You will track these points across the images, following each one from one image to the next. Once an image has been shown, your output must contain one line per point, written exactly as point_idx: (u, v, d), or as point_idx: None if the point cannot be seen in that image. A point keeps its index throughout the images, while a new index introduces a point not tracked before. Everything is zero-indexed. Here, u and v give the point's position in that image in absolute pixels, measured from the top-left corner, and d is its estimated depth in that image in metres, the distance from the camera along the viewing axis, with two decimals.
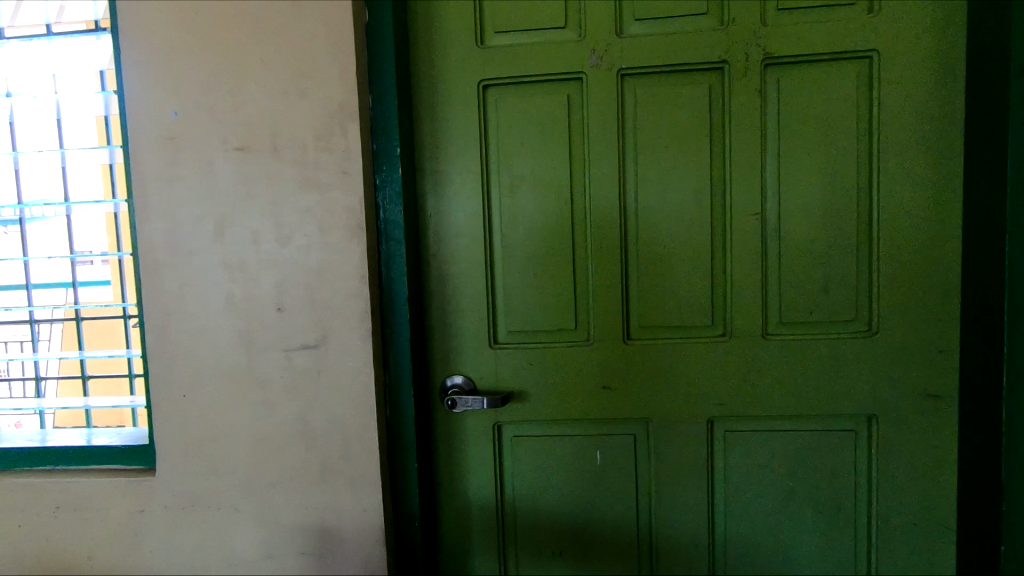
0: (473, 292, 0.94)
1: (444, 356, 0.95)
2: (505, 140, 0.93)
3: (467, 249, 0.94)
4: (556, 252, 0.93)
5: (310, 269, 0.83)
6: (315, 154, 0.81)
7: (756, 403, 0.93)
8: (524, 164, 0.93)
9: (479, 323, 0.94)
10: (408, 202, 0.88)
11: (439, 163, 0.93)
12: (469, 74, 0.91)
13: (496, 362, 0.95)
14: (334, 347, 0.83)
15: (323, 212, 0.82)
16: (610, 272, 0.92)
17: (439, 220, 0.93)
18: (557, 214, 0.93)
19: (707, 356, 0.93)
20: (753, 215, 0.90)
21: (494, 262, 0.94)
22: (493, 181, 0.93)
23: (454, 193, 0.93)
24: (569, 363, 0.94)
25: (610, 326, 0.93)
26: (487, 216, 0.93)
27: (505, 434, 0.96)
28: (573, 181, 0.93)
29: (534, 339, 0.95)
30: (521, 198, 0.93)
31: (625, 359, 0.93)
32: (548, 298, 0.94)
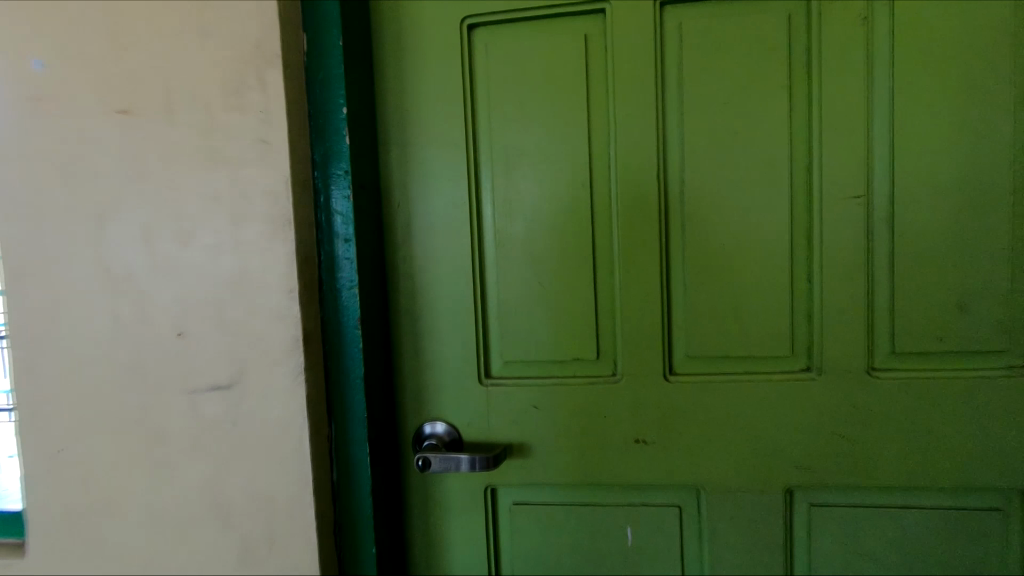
0: (457, 310, 0.69)
1: (417, 395, 0.70)
2: (499, 100, 0.67)
3: (447, 251, 0.69)
4: (569, 255, 0.67)
5: (219, 280, 0.59)
6: (223, 118, 0.58)
7: (857, 467, 0.65)
8: (524, 134, 0.67)
9: (464, 352, 0.69)
10: (363, 186, 0.63)
11: (410, 133, 0.68)
12: (447, 10, 0.66)
13: (486, 406, 0.70)
14: (253, 388, 0.60)
15: (236, 199, 0.58)
16: (645, 283, 0.66)
17: (408, 212, 0.69)
18: (571, 202, 0.67)
19: (785, 399, 0.65)
20: (854, 199, 0.63)
21: (484, 268, 0.69)
22: (483, 157, 0.68)
23: (429, 175, 0.68)
24: (589, 406, 0.68)
25: (644, 358, 0.67)
26: (475, 206, 0.68)
27: (501, 501, 0.71)
28: (593, 155, 0.67)
29: (539, 373, 0.70)
30: (521, 181, 0.68)
31: (666, 404, 0.67)
32: (558, 319, 0.68)
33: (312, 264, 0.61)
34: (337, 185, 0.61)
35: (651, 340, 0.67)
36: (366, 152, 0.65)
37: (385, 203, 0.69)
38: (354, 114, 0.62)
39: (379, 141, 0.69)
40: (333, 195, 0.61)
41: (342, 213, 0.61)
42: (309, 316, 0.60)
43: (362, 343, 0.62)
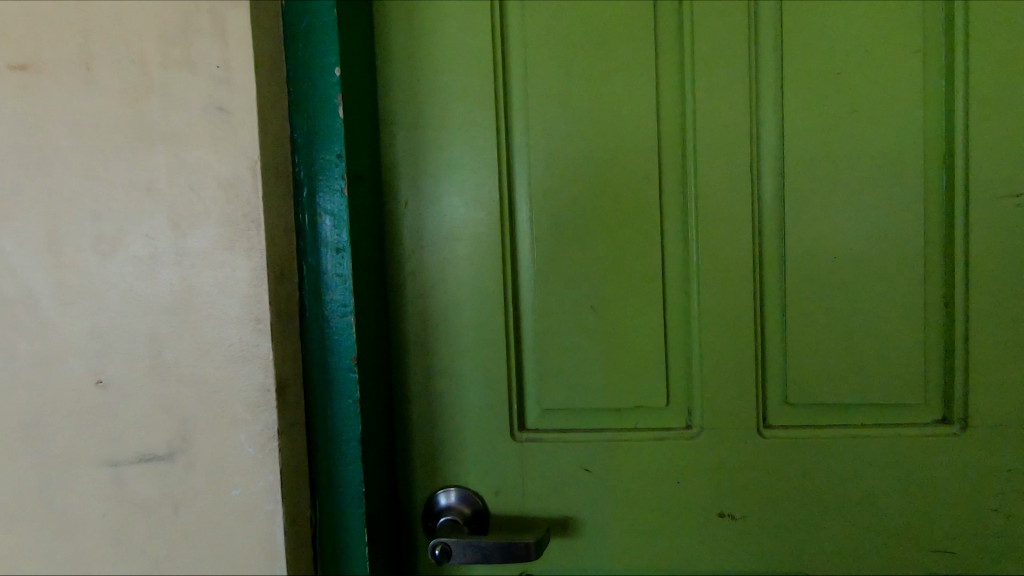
0: (482, 342, 0.52)
1: (428, 453, 0.53)
2: (539, 67, 0.51)
3: (470, 264, 0.52)
4: (633, 269, 0.51)
5: (157, 306, 0.42)
6: (162, 77, 0.41)
7: (1008, 550, 0.50)
8: (571, 110, 0.51)
9: (491, 398, 0.53)
10: (359, 177, 0.47)
11: (421, 109, 0.52)
12: None
13: (520, 468, 0.53)
14: (204, 458, 0.42)
15: (181, 192, 0.41)
16: (733, 306, 0.51)
17: (419, 212, 0.52)
18: (636, 200, 0.51)
19: (914, 460, 0.50)
20: (1012, 200, 0.48)
21: (517, 287, 0.53)
22: (518, 142, 0.52)
23: (447, 164, 0.52)
24: (656, 469, 0.52)
25: (730, 406, 0.51)
26: (507, 206, 0.52)
27: None
28: (663, 137, 0.51)
29: (590, 425, 0.53)
30: (567, 172, 0.51)
31: (757, 465, 0.52)
32: (617, 354, 0.52)
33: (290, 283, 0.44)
34: (326, 174, 0.44)
35: (739, 381, 0.51)
36: (364, 132, 0.48)
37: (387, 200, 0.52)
38: (348, 79, 0.45)
39: (379, 117, 0.52)
40: (319, 187, 0.45)
41: (332, 214, 0.45)
42: (286, 356, 0.43)
43: (358, 392, 0.45)
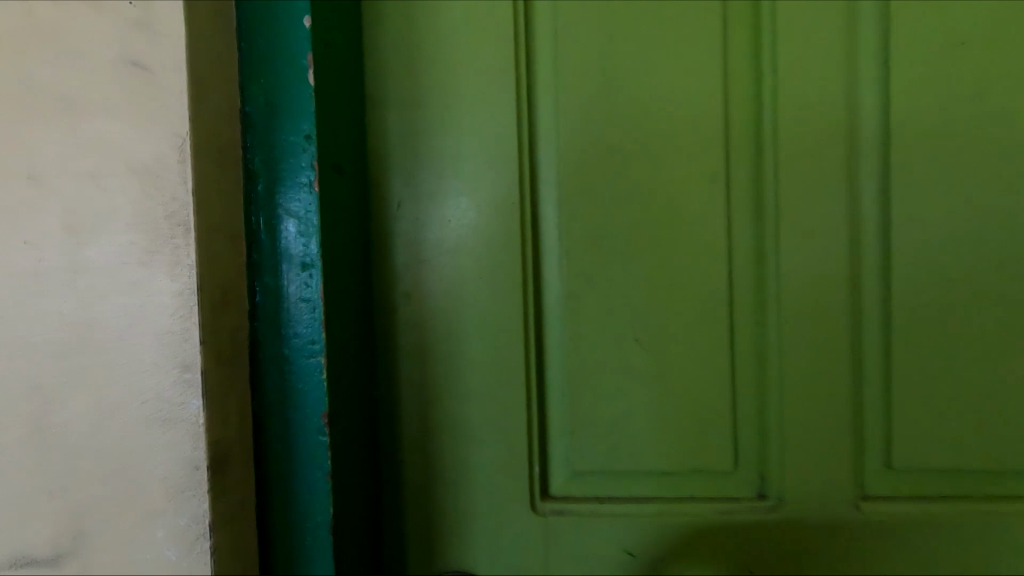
0: (495, 387, 0.40)
1: (424, 529, 0.41)
2: (570, 31, 0.39)
3: (481, 285, 0.40)
4: (694, 292, 0.39)
5: (36, 349, 0.28)
6: (51, 15, 0.28)
7: None
8: (613, 84, 0.39)
9: (507, 459, 0.40)
10: (337, 167, 0.35)
11: (419, 85, 0.40)
12: None
13: (542, 550, 0.41)
14: (109, 562, 0.29)
15: (75, 180, 0.28)
16: (825, 341, 0.39)
17: (416, 217, 0.40)
18: (698, 202, 0.39)
19: None
20: None
21: (541, 315, 0.41)
22: (543, 127, 0.40)
23: (453, 156, 0.40)
24: (722, 551, 0.40)
25: (817, 471, 0.40)
26: (529, 210, 0.40)
27: None
28: (733, 120, 0.39)
29: (634, 494, 0.41)
30: (607, 165, 0.39)
31: (850, 550, 0.40)
32: (672, 402, 0.40)
33: (238, 312, 0.32)
34: (292, 162, 0.32)
35: (830, 439, 0.39)
36: (346, 107, 0.36)
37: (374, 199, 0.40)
38: (324, 35, 0.34)
39: (366, 93, 0.40)
40: (282, 180, 0.33)
41: (298, 215, 0.33)
42: (230, 416, 0.30)
43: (331, 461, 0.33)
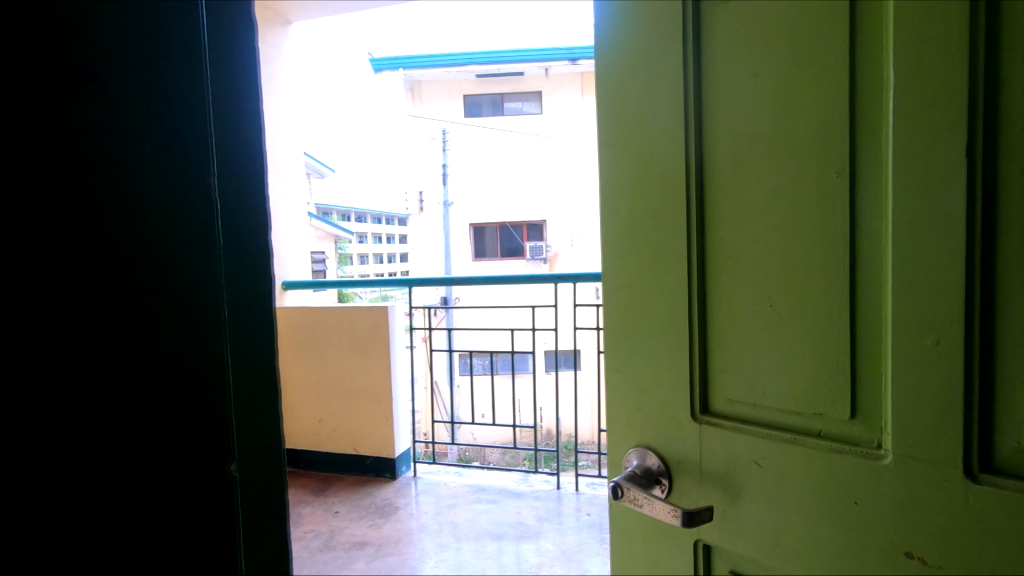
0: (671, 368, 0.75)
1: (660, 418, 0.77)
2: (717, 178, 0.70)
3: (674, 283, 0.74)
4: (757, 324, 0.68)
5: None
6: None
7: None
8: (724, 206, 0.69)
9: (679, 389, 0.75)
10: (133, 173, 0.58)
11: (638, 204, 0.76)
12: (658, 97, 0.73)
13: (704, 440, 0.73)
14: None
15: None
16: (923, 323, 0.55)
17: (649, 263, 0.76)
18: (740, 270, 0.69)
19: (977, 507, 0.53)
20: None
21: (704, 303, 0.72)
22: (703, 223, 0.71)
23: (648, 246, 0.76)
24: (801, 473, 0.65)
25: (926, 425, 0.56)
26: (692, 274, 0.72)
27: (716, 557, 0.75)
28: (773, 222, 0.65)
29: (769, 419, 0.68)
30: (725, 247, 0.70)
31: (923, 486, 0.56)
32: (785, 353, 0.66)
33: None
34: None
35: (928, 399, 0.55)
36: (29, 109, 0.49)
37: (632, 237, 0.77)
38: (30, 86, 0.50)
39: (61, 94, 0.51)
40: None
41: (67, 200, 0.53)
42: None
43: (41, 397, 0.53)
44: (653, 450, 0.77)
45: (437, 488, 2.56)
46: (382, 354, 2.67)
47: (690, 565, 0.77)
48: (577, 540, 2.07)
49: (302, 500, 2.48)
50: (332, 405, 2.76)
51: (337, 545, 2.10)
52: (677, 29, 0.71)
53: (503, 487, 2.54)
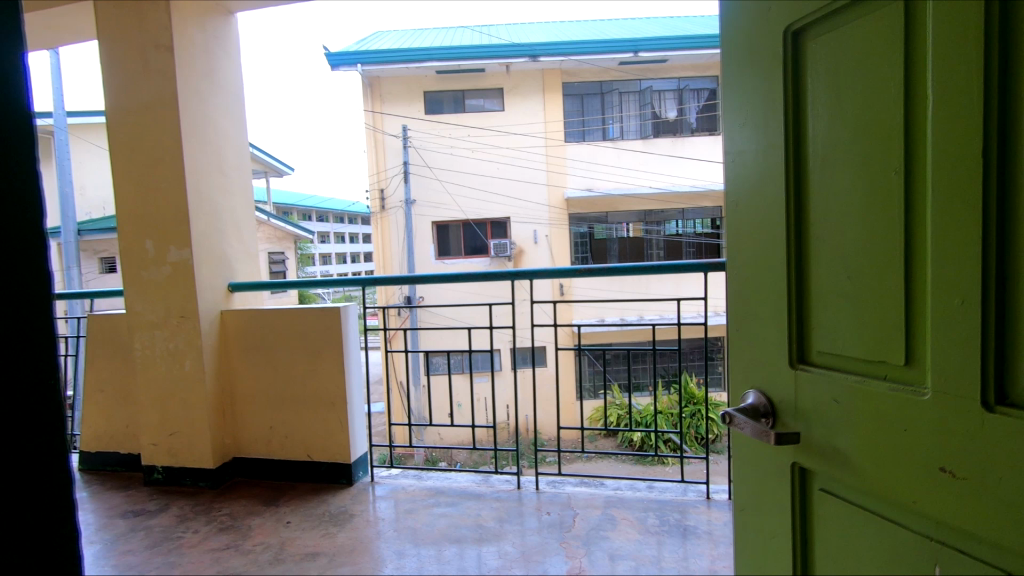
0: (775, 320, 0.87)
1: (772, 368, 0.89)
2: (811, 150, 0.80)
3: (777, 246, 0.85)
4: (836, 278, 0.77)
5: None
6: None
7: None
8: (814, 173, 0.79)
9: (781, 339, 0.87)
10: None
11: (754, 178, 0.89)
12: (769, 82, 0.85)
13: (799, 386, 0.84)
14: None
15: None
16: (953, 281, 0.61)
17: (759, 241, 0.89)
18: (823, 232, 0.78)
19: (993, 433, 0.58)
20: None
21: (799, 263, 0.83)
22: (799, 192, 0.82)
23: (760, 215, 0.89)
24: (866, 408, 0.74)
25: (956, 362, 0.62)
26: (790, 236, 0.83)
27: (811, 485, 0.85)
28: (849, 188, 0.74)
29: (849, 362, 0.77)
30: (816, 211, 0.79)
31: (947, 416, 0.63)
32: (856, 313, 0.75)
33: None
34: None
35: (956, 340, 0.62)
36: None
37: (749, 219, 0.91)
38: None
39: None
40: None
41: None
42: None
43: None
44: (766, 393, 0.91)
45: (395, 493, 2.47)
46: (335, 357, 2.54)
47: (790, 484, 0.88)
48: (540, 542, 2.01)
49: (252, 511, 2.34)
50: (283, 411, 2.63)
51: (286, 558, 1.98)
52: (780, 25, 0.82)
53: (463, 489, 2.47)
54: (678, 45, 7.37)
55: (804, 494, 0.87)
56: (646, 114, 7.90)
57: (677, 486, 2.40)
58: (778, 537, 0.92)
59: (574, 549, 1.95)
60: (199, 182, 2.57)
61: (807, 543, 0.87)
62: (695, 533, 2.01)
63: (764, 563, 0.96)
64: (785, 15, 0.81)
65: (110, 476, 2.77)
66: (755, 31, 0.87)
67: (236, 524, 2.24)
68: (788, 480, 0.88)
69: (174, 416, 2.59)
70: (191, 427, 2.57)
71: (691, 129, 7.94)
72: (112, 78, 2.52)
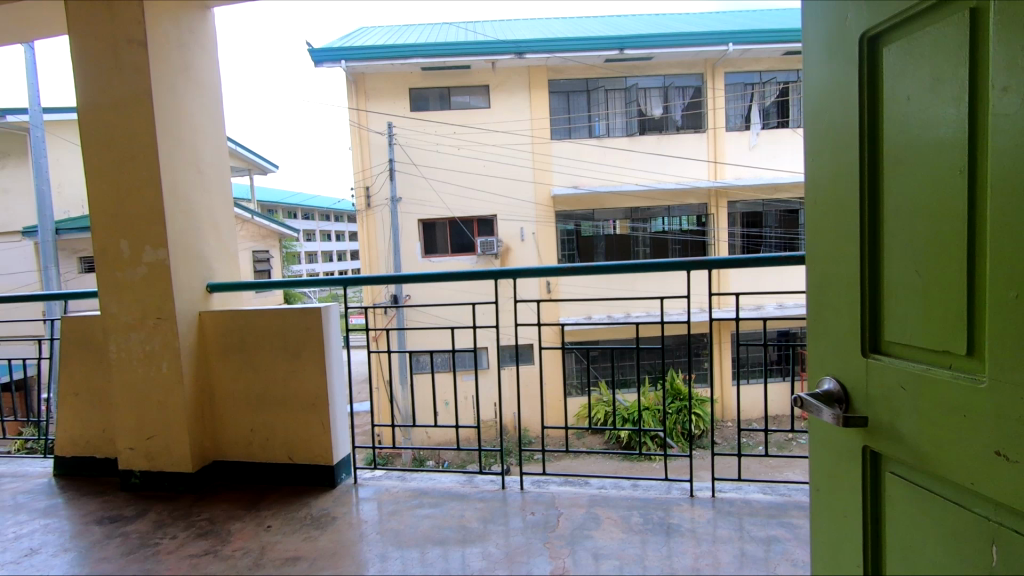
0: (850, 312, 0.91)
1: (845, 356, 0.93)
2: (882, 150, 0.83)
3: (852, 242, 0.89)
4: (906, 273, 0.81)
5: None
6: None
7: None
8: (884, 172, 0.83)
9: (854, 329, 0.90)
10: None
11: (830, 176, 0.93)
12: (842, 87, 0.88)
13: (870, 374, 0.88)
14: None
15: None
16: (1010, 279, 0.66)
17: (835, 236, 0.93)
18: (894, 229, 0.82)
19: None
20: None
21: (874, 257, 0.87)
22: (872, 191, 0.85)
23: (836, 211, 0.92)
24: (930, 395, 0.78)
25: (1013, 353, 0.67)
26: (863, 232, 0.87)
27: (881, 467, 0.89)
28: (916, 189, 0.78)
29: (917, 352, 0.81)
30: (887, 208, 0.83)
31: (1004, 403, 0.68)
32: (923, 305, 0.79)
33: None
34: None
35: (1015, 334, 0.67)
36: None
37: (825, 217, 0.95)
38: None
39: None
40: None
41: None
42: None
43: None
44: (842, 380, 0.94)
45: (378, 494, 2.45)
46: (316, 357, 2.51)
47: (861, 466, 0.92)
48: (523, 543, 2.00)
49: (232, 516, 2.31)
50: (264, 413, 2.59)
51: (266, 563, 1.95)
52: (854, 32, 0.85)
53: (447, 489, 2.46)
54: (663, 42, 7.39)
55: (875, 475, 0.90)
56: (633, 111, 7.91)
57: (661, 484, 2.40)
58: (851, 519, 0.95)
59: (557, 548, 1.94)
60: (174, 181, 2.51)
61: (878, 520, 0.91)
62: (679, 530, 2.01)
63: (836, 541, 0.99)
64: (860, 23, 0.85)
65: (87, 482, 2.70)
66: (832, 34, 0.90)
67: (215, 529, 2.20)
68: (859, 462, 0.92)
69: (151, 419, 2.54)
70: (168, 430, 2.52)
71: (677, 127, 7.94)
72: (84, 73, 2.46)
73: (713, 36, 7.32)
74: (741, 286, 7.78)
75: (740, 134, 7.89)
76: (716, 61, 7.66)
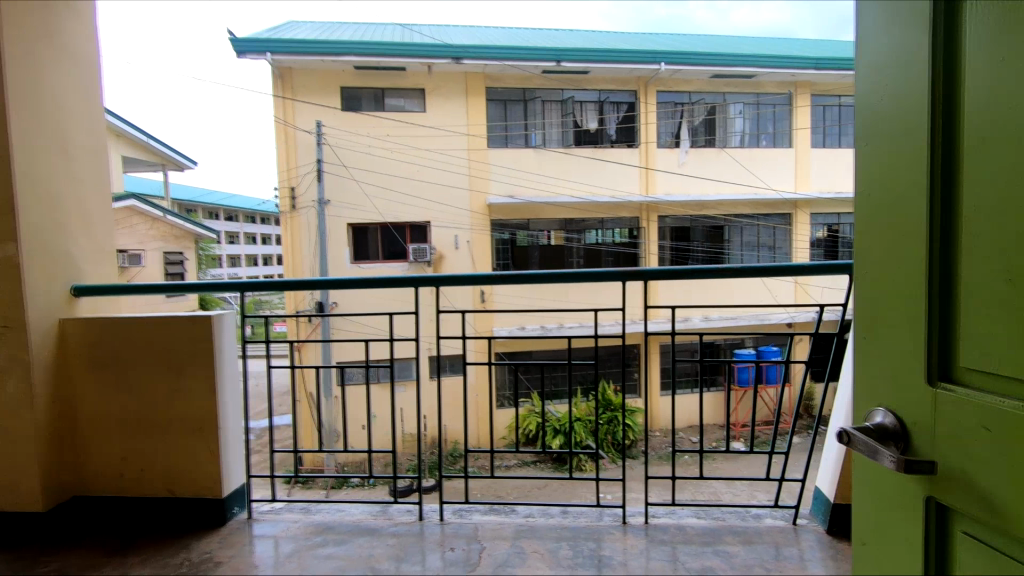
0: (914, 332, 0.74)
1: (904, 385, 0.76)
2: (960, 132, 0.67)
3: (919, 245, 0.73)
4: (988, 283, 0.64)
5: None
6: None
7: None
8: (964, 157, 0.67)
9: (919, 354, 0.73)
10: None
11: (889, 167, 0.77)
12: (909, 59, 0.73)
13: (937, 410, 0.71)
14: None
15: None
16: None
17: (896, 240, 0.77)
18: (976, 228, 0.66)
19: None
20: None
21: (946, 264, 0.70)
22: (946, 181, 0.69)
23: (898, 207, 0.76)
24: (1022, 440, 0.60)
25: None
26: (934, 232, 0.71)
27: (950, 524, 0.71)
28: (1007, 176, 0.62)
29: (1002, 385, 0.64)
30: (968, 201, 0.67)
31: None
32: (1015, 322, 0.62)
33: None
34: None
35: None
36: None
37: (885, 215, 0.78)
38: None
39: None
40: None
41: None
42: None
43: None
44: (899, 414, 0.76)
45: (276, 530, 2.13)
46: (206, 371, 2.16)
47: (924, 520, 0.73)
48: None
49: (89, 565, 1.92)
50: (142, 439, 2.21)
51: None
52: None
53: (357, 523, 2.17)
54: (600, 57, 7.44)
55: (941, 531, 0.72)
56: (568, 123, 7.91)
57: (593, 511, 2.24)
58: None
59: None
60: (32, 164, 2.11)
61: None
62: (610, 563, 1.85)
63: None
64: None
65: None
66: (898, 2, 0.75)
67: None
68: (922, 515, 0.74)
69: None
70: (14, 461, 2.09)
71: (611, 141, 8.01)
72: None
73: (647, 54, 7.45)
74: (670, 299, 7.93)
75: (670, 151, 8.06)
76: (649, 78, 7.82)
